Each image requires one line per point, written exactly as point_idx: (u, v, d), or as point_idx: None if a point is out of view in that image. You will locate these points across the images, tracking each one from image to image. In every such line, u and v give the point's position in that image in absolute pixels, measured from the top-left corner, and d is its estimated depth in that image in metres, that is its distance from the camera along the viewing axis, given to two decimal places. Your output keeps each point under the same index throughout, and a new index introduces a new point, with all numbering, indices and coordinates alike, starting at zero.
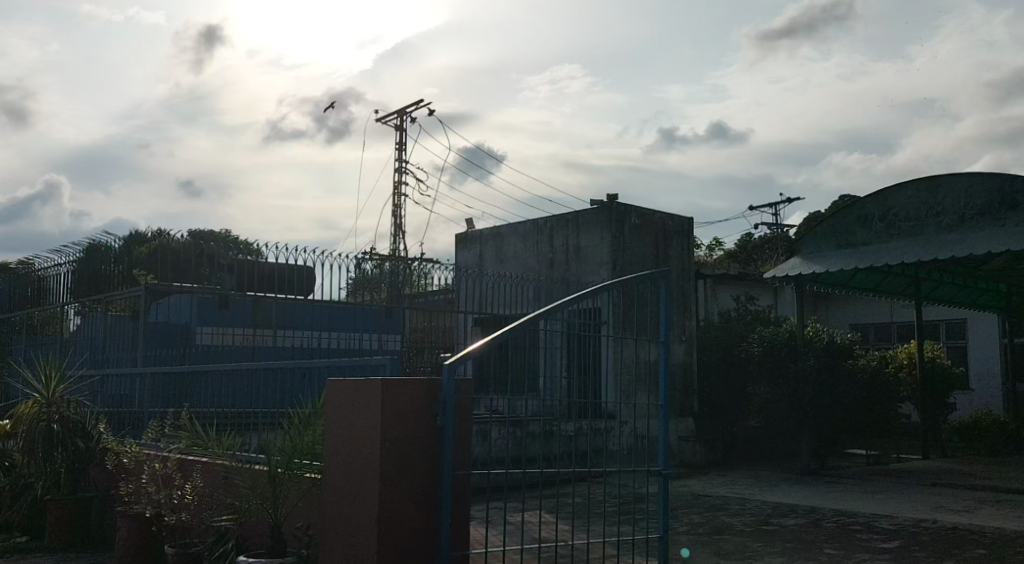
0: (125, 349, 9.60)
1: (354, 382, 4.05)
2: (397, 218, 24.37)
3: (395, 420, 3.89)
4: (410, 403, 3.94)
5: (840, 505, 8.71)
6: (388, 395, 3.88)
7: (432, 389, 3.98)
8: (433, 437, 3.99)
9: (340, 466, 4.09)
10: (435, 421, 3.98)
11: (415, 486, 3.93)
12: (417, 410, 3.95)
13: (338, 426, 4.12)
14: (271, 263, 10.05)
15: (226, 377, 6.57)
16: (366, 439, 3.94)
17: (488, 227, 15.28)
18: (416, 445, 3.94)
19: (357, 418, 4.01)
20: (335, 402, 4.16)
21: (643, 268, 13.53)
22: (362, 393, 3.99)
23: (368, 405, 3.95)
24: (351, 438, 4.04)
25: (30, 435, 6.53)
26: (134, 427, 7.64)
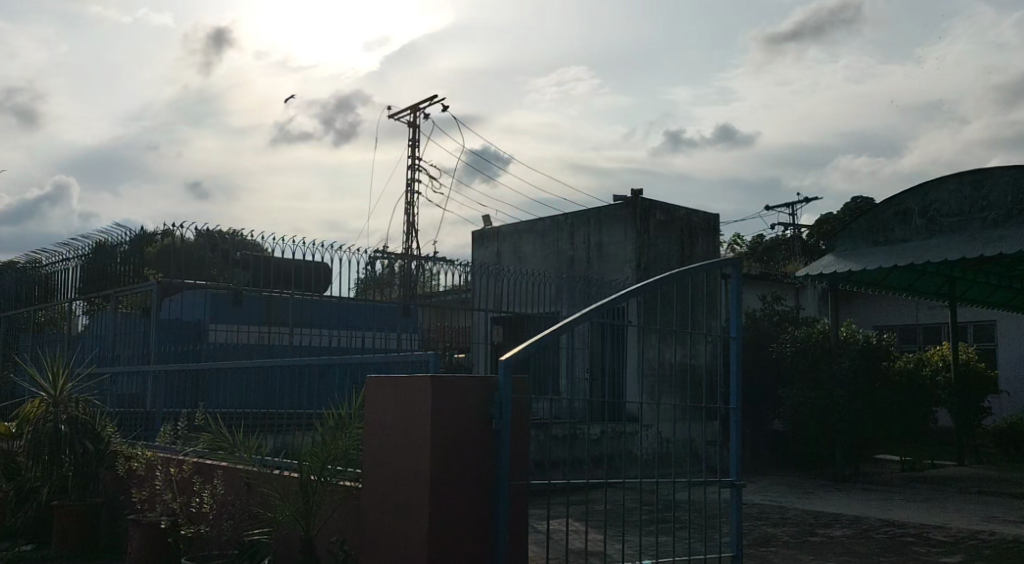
0: (135, 347, 9.20)
1: (399, 381, 3.67)
2: (409, 215, 24.00)
3: (447, 423, 3.50)
4: (462, 403, 3.54)
5: (886, 515, 8.28)
6: (438, 395, 3.49)
7: (487, 388, 3.58)
8: (487, 442, 3.59)
9: (386, 473, 3.71)
10: (490, 423, 3.58)
11: (468, 495, 3.54)
12: (468, 412, 3.55)
13: (381, 429, 3.75)
14: (285, 259, 9.69)
15: (244, 373, 6.17)
16: (413, 445, 3.56)
17: (505, 224, 14.85)
18: (469, 452, 3.54)
19: (402, 422, 3.62)
20: (377, 403, 3.79)
21: (667, 266, 13.14)
22: (407, 393, 3.61)
23: (414, 407, 3.56)
24: (397, 443, 3.65)
25: (35, 436, 6.15)
26: (144, 428, 7.25)
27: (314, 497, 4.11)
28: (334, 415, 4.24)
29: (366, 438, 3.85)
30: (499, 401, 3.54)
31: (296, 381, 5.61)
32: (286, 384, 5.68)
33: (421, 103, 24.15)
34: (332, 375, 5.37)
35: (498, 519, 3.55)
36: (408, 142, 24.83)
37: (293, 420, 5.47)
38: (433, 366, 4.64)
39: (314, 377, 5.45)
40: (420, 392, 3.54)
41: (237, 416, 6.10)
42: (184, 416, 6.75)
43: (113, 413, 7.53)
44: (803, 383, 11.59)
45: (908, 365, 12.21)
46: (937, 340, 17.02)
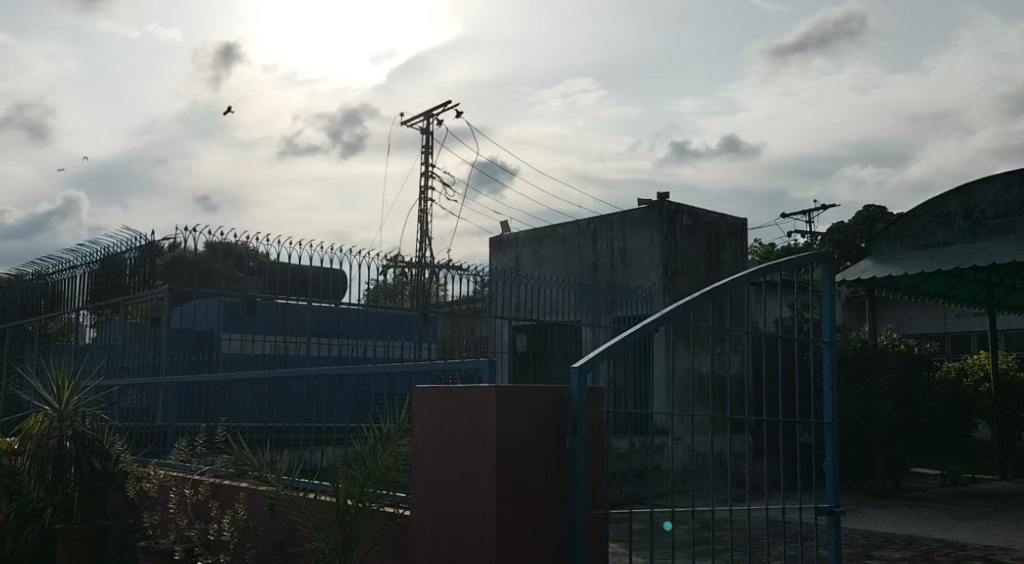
0: (144, 359, 8.72)
1: (454, 391, 3.27)
2: (424, 223, 23.73)
3: (516, 439, 3.09)
4: (529, 419, 3.13)
5: (942, 535, 7.75)
6: (505, 411, 3.08)
7: (559, 402, 3.18)
8: (560, 463, 3.18)
9: (442, 501, 3.28)
10: (564, 443, 3.17)
11: (540, 526, 3.12)
12: (539, 429, 3.14)
13: (434, 446, 3.34)
14: (301, 265, 9.22)
15: (263, 385, 5.72)
16: (474, 466, 3.14)
17: (525, 230, 14.39)
18: (541, 474, 3.13)
19: (460, 438, 3.21)
20: (427, 416, 3.39)
21: (694, 272, 12.70)
22: (465, 407, 3.20)
23: (475, 424, 3.15)
24: (452, 463, 3.24)
25: (37, 454, 5.70)
26: (154, 444, 6.81)
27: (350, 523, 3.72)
28: (375, 431, 3.82)
29: (415, 457, 3.44)
30: (574, 417, 3.14)
31: (321, 392, 5.14)
32: (314, 395, 5.21)
33: (436, 107, 23.55)
34: (364, 387, 4.91)
35: (574, 551, 3.12)
36: (420, 148, 24.34)
37: (324, 436, 4.99)
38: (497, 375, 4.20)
39: (345, 391, 4.98)
40: (480, 404, 3.13)
41: (260, 432, 5.64)
42: (200, 432, 6.29)
43: (121, 429, 7.07)
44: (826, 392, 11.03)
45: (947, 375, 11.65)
46: (967, 348, 16.57)
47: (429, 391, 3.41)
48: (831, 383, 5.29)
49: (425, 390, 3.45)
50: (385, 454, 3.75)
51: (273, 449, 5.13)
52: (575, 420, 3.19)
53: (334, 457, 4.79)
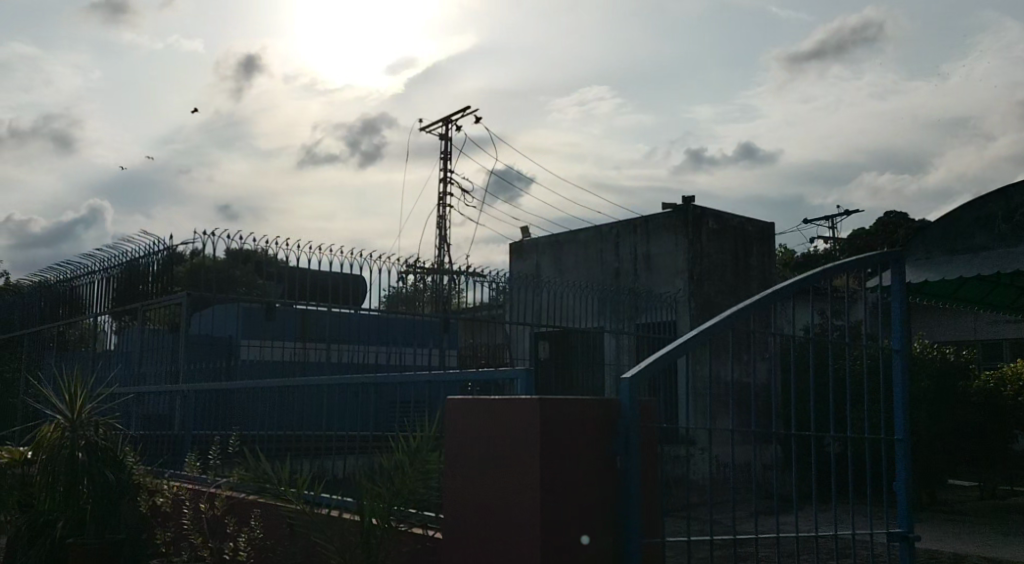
0: (161, 367, 8.51)
1: (491, 404, 3.05)
2: (443, 229, 23.57)
3: (563, 455, 2.86)
4: (579, 433, 2.92)
5: (989, 553, 7.42)
6: (553, 424, 2.87)
7: (610, 415, 2.99)
8: (612, 483, 2.97)
9: (480, 525, 3.04)
10: (616, 461, 2.97)
11: (592, 550, 2.89)
12: (589, 444, 2.93)
13: (468, 463, 3.12)
14: (322, 270, 9.02)
15: (282, 392, 5.50)
16: (516, 484, 2.90)
17: (546, 235, 14.14)
18: (591, 492, 2.90)
19: (499, 454, 2.98)
20: (461, 432, 3.17)
21: (722, 277, 12.41)
22: (505, 420, 2.98)
23: (516, 439, 2.93)
24: (491, 482, 3.01)
25: (49, 465, 5.49)
26: (170, 454, 6.59)
27: (375, 543, 3.53)
28: (403, 443, 3.60)
29: (447, 475, 3.21)
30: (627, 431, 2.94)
31: (343, 400, 4.91)
32: (335, 403, 4.98)
33: (455, 111, 23.43)
34: (388, 395, 4.69)
35: None
36: (439, 153, 24.20)
37: (347, 446, 4.77)
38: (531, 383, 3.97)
39: (368, 399, 4.75)
40: (521, 417, 2.91)
41: (276, 442, 5.41)
42: (216, 441, 6.07)
43: (137, 437, 6.86)
44: (858, 400, 10.71)
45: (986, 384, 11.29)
46: (998, 355, 16.27)
47: (463, 405, 3.19)
48: (902, 396, 4.95)
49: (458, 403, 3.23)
50: (415, 468, 3.54)
51: (293, 459, 4.90)
52: (627, 435, 2.99)
53: (358, 469, 4.57)
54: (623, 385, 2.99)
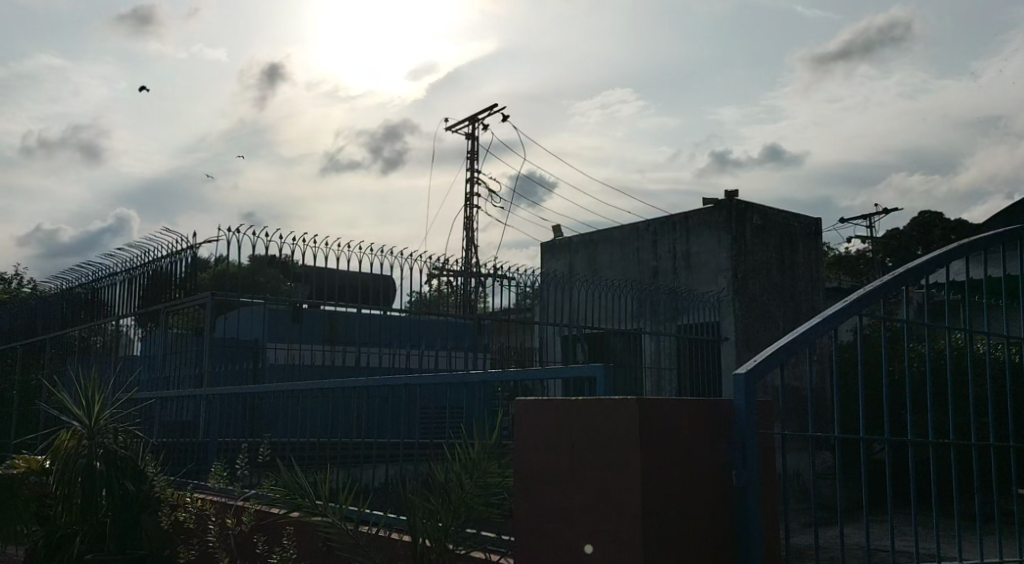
0: (186, 371, 8.15)
1: (574, 406, 2.75)
2: (469, 230, 23.10)
3: (665, 463, 2.57)
4: (688, 438, 2.63)
5: None
6: (659, 428, 2.57)
7: (722, 419, 2.71)
8: (724, 498, 2.68)
9: (567, 545, 2.71)
10: (729, 473, 2.68)
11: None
12: (700, 452, 2.64)
13: (546, 472, 2.81)
14: (352, 271, 8.61)
15: (316, 397, 5.11)
16: (609, 496, 2.59)
17: (579, 234, 13.66)
18: (699, 503, 2.62)
19: (586, 463, 2.68)
20: (542, 438, 2.85)
21: (767, 275, 11.92)
22: (591, 423, 2.68)
23: (608, 445, 2.62)
24: (577, 492, 2.70)
25: (65, 475, 5.13)
26: (195, 463, 6.22)
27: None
28: (459, 454, 3.24)
29: (519, 485, 2.91)
30: (744, 437, 2.66)
31: (387, 407, 4.53)
32: (379, 409, 4.61)
33: (483, 109, 22.94)
34: (433, 398, 4.30)
35: None
36: (465, 152, 23.81)
37: (388, 455, 4.38)
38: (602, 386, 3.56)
39: (411, 402, 4.36)
40: (614, 421, 2.61)
41: (309, 452, 5.01)
42: (243, 449, 5.68)
43: (159, 446, 6.49)
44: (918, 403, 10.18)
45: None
46: None
47: (538, 406, 2.89)
48: None
49: (534, 405, 2.92)
50: (473, 484, 3.17)
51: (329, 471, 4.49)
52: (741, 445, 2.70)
53: (404, 482, 4.19)
54: (738, 383, 2.69)
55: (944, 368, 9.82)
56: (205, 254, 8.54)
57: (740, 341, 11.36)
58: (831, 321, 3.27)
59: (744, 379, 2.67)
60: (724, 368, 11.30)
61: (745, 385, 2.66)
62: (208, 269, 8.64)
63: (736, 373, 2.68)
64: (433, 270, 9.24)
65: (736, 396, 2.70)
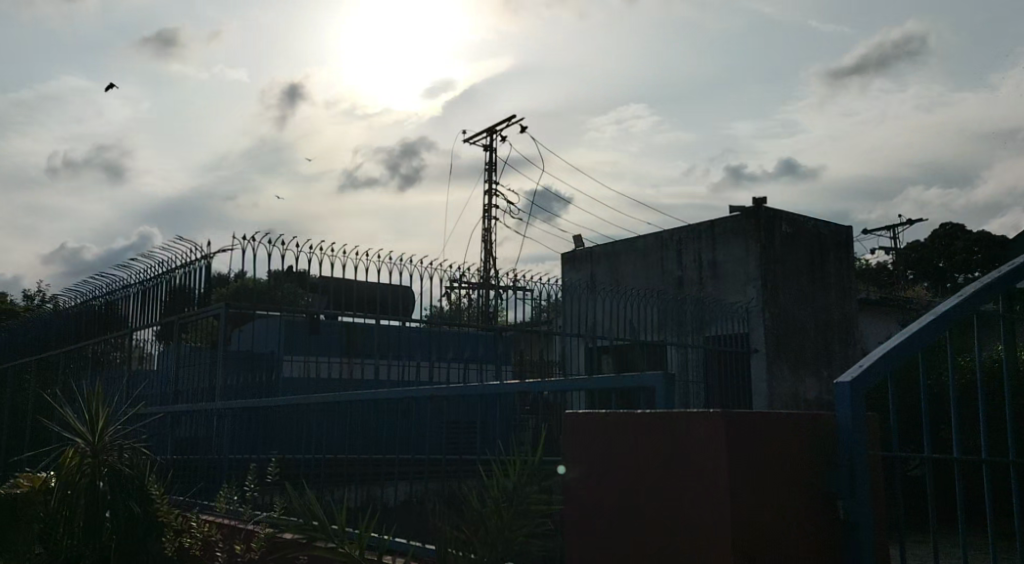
0: (200, 386, 7.83)
1: (642, 422, 2.47)
2: (488, 241, 22.82)
3: (753, 485, 2.30)
4: (785, 452, 2.41)
5: None
6: (755, 437, 2.33)
7: (824, 437, 2.52)
8: (824, 525, 2.47)
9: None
10: (830, 498, 2.49)
11: None
12: (799, 471, 2.44)
13: (609, 495, 2.52)
14: (369, 281, 8.29)
15: (334, 412, 4.79)
16: (688, 524, 2.30)
17: (600, 245, 13.31)
18: (789, 528, 2.37)
19: (658, 487, 2.39)
20: (605, 449, 2.55)
21: (798, 284, 11.56)
22: (664, 443, 2.39)
23: (686, 465, 2.33)
24: (647, 517, 2.42)
25: (68, 494, 4.85)
26: (208, 482, 5.88)
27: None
28: (496, 479, 2.93)
29: (575, 509, 2.62)
30: (850, 457, 2.49)
31: (412, 420, 4.21)
32: (401, 423, 4.30)
33: (503, 122, 22.65)
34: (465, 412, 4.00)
35: None
36: (483, 165, 23.55)
37: (415, 472, 4.07)
38: (662, 399, 3.22)
39: (441, 410, 4.07)
40: (692, 439, 2.33)
41: (325, 470, 4.70)
42: (258, 467, 5.35)
43: (171, 463, 6.18)
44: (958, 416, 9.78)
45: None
46: None
47: (594, 422, 2.60)
48: None
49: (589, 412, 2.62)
50: (510, 520, 2.85)
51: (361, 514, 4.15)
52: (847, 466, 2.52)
53: (436, 500, 3.89)
54: (842, 391, 2.54)
55: (988, 379, 9.39)
56: (219, 266, 8.24)
57: (770, 354, 10.99)
58: (935, 325, 2.97)
59: (847, 387, 2.53)
60: (755, 381, 10.93)
61: (850, 394, 2.51)
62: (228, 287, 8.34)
63: (839, 382, 2.54)
64: (452, 281, 8.93)
65: (840, 408, 2.54)
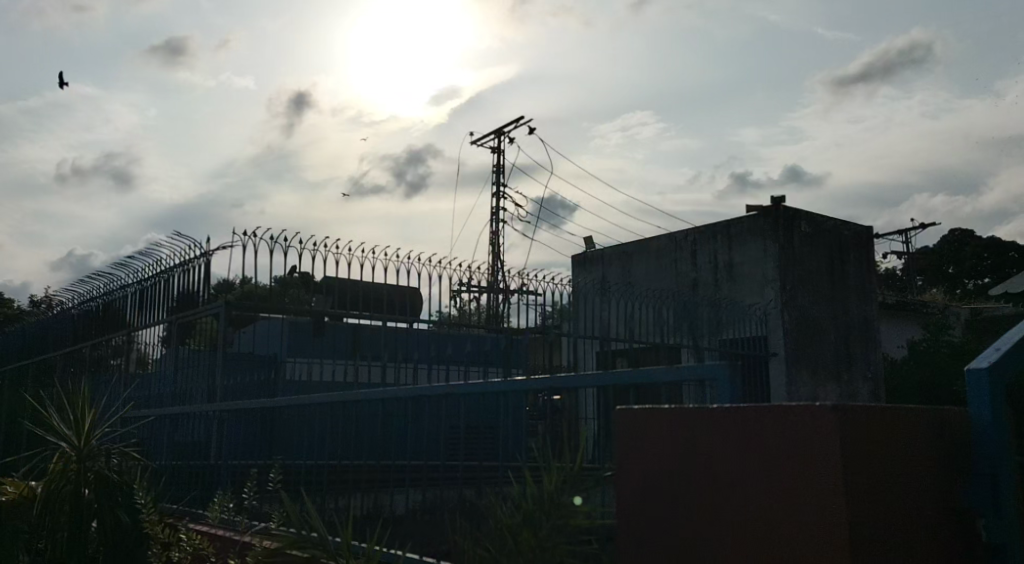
0: (199, 389, 7.50)
1: (731, 417, 2.37)
2: (496, 244, 22.41)
3: (864, 477, 2.24)
4: (893, 442, 2.38)
5: None
6: (865, 427, 2.28)
7: (933, 426, 2.54)
8: (935, 512, 2.48)
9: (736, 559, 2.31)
10: (936, 486, 2.50)
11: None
12: (907, 459, 2.41)
13: (690, 492, 2.41)
14: (376, 281, 7.95)
15: (338, 415, 4.46)
16: (798, 519, 2.21)
17: (612, 245, 12.95)
18: (896, 524, 2.31)
19: (757, 482, 2.29)
20: (683, 442, 2.45)
21: (817, 286, 11.21)
22: (762, 437, 2.30)
23: (793, 459, 2.25)
24: (742, 515, 2.31)
25: (51, 501, 4.55)
26: (203, 489, 5.54)
27: None
28: (529, 492, 2.69)
29: (648, 509, 2.49)
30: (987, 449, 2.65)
31: (425, 421, 3.89)
32: (412, 425, 3.98)
33: (513, 121, 22.26)
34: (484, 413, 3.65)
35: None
36: (491, 166, 23.19)
37: (430, 478, 3.75)
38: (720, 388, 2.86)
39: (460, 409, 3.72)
40: (800, 434, 2.25)
41: (328, 478, 4.35)
42: (258, 472, 5.02)
43: (167, 469, 5.84)
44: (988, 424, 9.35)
45: (960, 388, 11.99)
46: None
47: (670, 416, 2.50)
48: None
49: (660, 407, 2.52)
50: (550, 525, 2.63)
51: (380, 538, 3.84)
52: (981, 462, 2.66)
53: (450, 508, 3.55)
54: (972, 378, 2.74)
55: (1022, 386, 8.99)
56: (218, 266, 7.91)
57: (790, 357, 10.62)
58: None
59: (982, 374, 2.72)
60: (774, 386, 10.55)
61: (982, 378, 2.71)
62: (230, 290, 7.99)
63: (975, 370, 2.73)
64: (459, 282, 8.57)
65: (977, 399, 2.73)
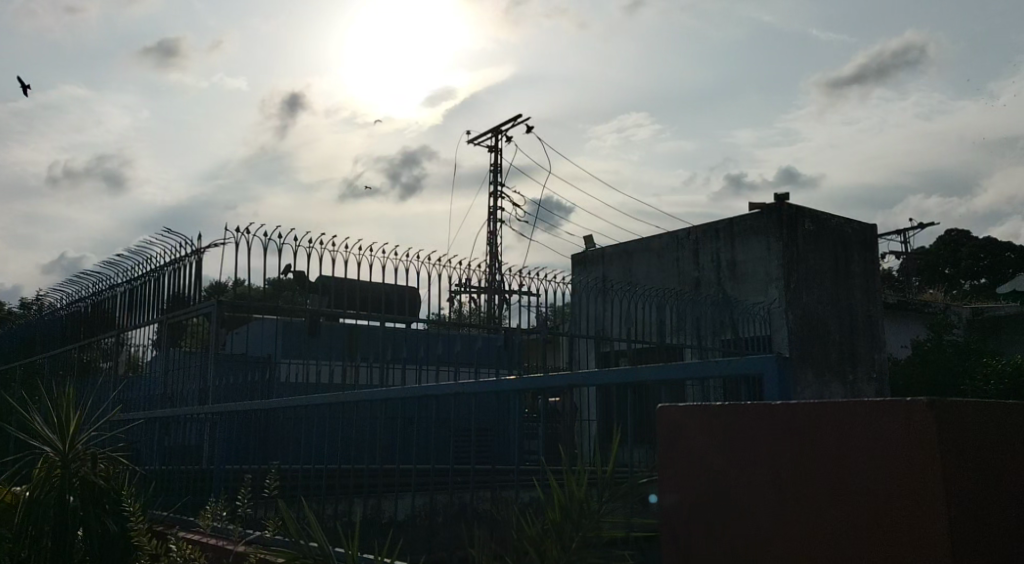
0: (190, 391, 7.30)
1: (805, 419, 2.07)
2: (493, 245, 22.21)
3: (964, 480, 1.94)
4: (989, 438, 2.08)
5: None
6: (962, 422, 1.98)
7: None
8: None
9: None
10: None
11: None
12: (1002, 456, 2.12)
13: (751, 497, 2.14)
14: (374, 281, 7.78)
15: (337, 416, 4.27)
16: (891, 540, 1.91)
17: (612, 244, 12.77)
18: (998, 541, 2.02)
19: (840, 497, 2.00)
20: (741, 442, 2.17)
21: (821, 284, 11.05)
22: (847, 446, 2.00)
23: (888, 469, 1.94)
24: (823, 533, 2.01)
25: (33, 507, 4.34)
26: (195, 494, 5.33)
27: None
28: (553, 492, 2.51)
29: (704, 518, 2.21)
30: None
31: (430, 421, 3.71)
32: (416, 426, 3.79)
33: (511, 120, 21.97)
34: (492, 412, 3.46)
35: None
36: (488, 167, 22.99)
37: (433, 480, 3.56)
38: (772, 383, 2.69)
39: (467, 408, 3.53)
40: (887, 433, 1.94)
41: (327, 481, 4.17)
42: (252, 476, 4.83)
43: (158, 473, 5.64)
44: None
45: (966, 387, 11.86)
46: None
47: (731, 422, 2.21)
48: None
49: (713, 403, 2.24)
50: (580, 537, 2.45)
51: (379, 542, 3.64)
52: None
53: (447, 511, 3.41)
54: None
55: None
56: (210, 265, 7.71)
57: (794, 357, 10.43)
58: None
59: None
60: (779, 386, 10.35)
61: None
62: (223, 289, 7.79)
63: None
64: (457, 282, 8.39)
65: None
